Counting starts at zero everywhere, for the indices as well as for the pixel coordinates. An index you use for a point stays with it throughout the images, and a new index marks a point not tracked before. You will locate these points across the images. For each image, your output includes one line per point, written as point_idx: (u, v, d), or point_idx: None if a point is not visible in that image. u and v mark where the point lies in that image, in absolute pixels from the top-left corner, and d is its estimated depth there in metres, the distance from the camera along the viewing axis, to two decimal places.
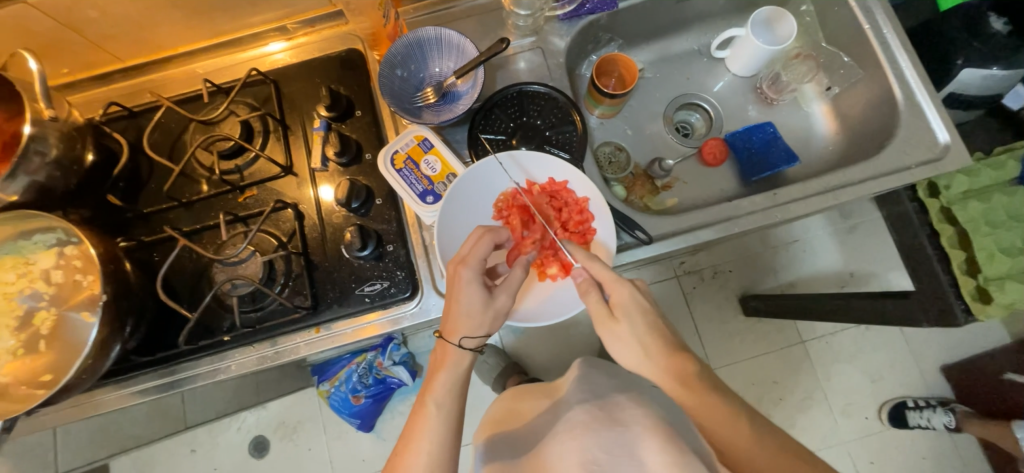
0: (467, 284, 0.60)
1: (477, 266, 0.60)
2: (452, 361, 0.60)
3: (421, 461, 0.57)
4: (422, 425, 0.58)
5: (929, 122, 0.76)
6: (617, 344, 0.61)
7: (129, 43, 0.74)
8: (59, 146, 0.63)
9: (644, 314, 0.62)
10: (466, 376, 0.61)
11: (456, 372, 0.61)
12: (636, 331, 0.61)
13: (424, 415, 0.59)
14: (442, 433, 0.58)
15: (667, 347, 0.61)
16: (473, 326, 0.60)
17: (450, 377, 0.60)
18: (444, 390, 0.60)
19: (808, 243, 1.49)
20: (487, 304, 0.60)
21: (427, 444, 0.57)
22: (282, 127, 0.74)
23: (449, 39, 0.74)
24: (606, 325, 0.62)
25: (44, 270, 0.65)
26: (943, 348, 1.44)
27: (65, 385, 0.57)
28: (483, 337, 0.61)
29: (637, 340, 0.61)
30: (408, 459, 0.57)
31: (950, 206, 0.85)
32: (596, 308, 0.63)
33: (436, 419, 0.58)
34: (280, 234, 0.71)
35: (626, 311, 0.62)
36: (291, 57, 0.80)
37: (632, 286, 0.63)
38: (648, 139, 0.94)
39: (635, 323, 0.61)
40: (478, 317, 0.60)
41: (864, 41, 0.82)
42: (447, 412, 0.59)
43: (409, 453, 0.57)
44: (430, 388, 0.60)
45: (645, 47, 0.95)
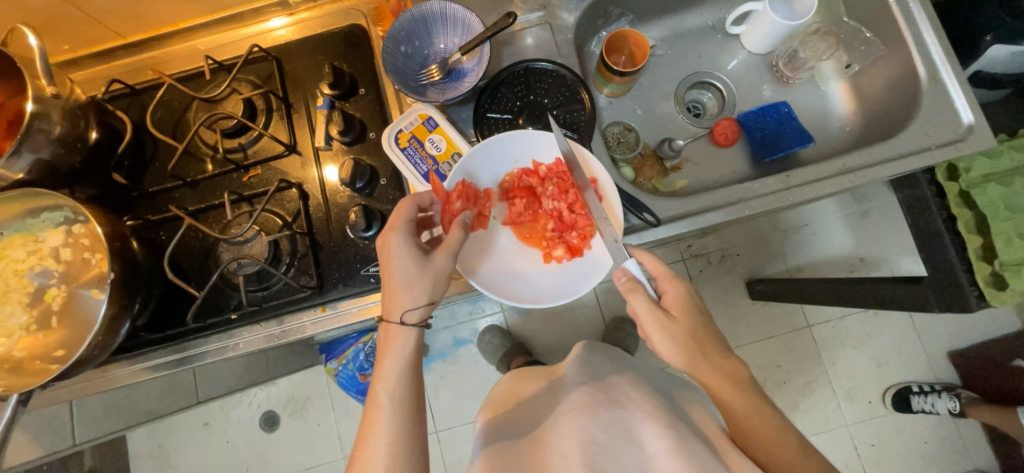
0: (396, 250, 0.60)
1: (405, 230, 0.61)
2: (397, 345, 0.60)
3: (381, 452, 0.56)
4: (378, 415, 0.58)
5: (953, 102, 0.73)
6: (674, 341, 0.61)
7: (129, 18, 0.73)
8: (62, 124, 0.63)
9: (700, 316, 0.64)
10: (414, 360, 0.62)
11: (402, 354, 0.60)
12: (696, 328, 0.63)
13: (378, 406, 0.59)
14: (396, 420, 0.58)
15: (711, 339, 0.63)
16: (408, 293, 0.60)
17: (397, 363, 0.60)
18: (395, 377, 0.60)
19: (819, 227, 1.47)
20: (418, 268, 0.60)
21: (385, 435, 0.57)
22: (285, 105, 0.73)
23: (455, 13, 0.71)
24: (664, 322, 0.62)
25: (54, 248, 0.66)
26: (952, 335, 1.43)
27: (78, 360, 0.58)
28: (421, 306, 0.60)
29: (695, 338, 0.62)
30: (369, 451, 0.57)
31: (969, 190, 0.82)
32: (652, 305, 0.62)
33: (389, 407, 0.59)
34: (285, 214, 0.71)
35: (684, 308, 0.63)
36: (293, 32, 0.78)
37: (686, 283, 0.65)
38: (658, 119, 0.91)
39: (690, 317, 0.63)
40: (410, 282, 0.60)
41: (889, 16, 0.78)
42: (400, 399, 0.59)
43: (368, 446, 0.57)
44: (379, 379, 0.60)
45: (658, 22, 0.91)
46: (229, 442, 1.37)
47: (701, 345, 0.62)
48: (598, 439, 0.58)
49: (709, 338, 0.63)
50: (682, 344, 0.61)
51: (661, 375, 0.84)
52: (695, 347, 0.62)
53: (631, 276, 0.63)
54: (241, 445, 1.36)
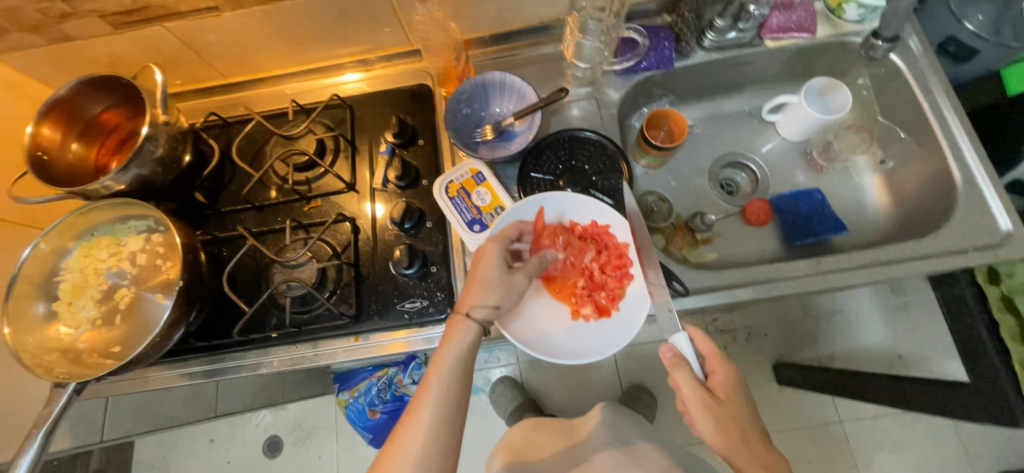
0: (491, 255, 0.67)
1: (502, 241, 0.68)
2: (457, 338, 0.62)
3: (420, 434, 0.58)
4: (426, 399, 0.60)
5: (989, 206, 0.74)
6: (717, 425, 0.62)
7: (234, 63, 0.85)
8: (166, 147, 0.72)
9: (746, 402, 0.64)
10: (470, 353, 0.63)
11: (460, 345, 0.62)
12: (742, 413, 0.63)
13: (428, 391, 0.60)
14: (445, 402, 0.60)
15: (756, 426, 0.63)
16: (485, 292, 0.65)
17: (455, 352, 0.62)
18: (454, 365, 0.62)
19: (852, 316, 1.43)
20: (502, 278, 0.66)
21: (429, 420, 0.59)
22: (351, 148, 0.82)
23: (512, 83, 0.80)
24: (709, 402, 0.62)
25: (131, 253, 0.73)
26: (1003, 452, 1.31)
27: (134, 358, 0.63)
28: (491, 309, 0.64)
29: (739, 423, 0.62)
30: (410, 430, 0.59)
31: (1011, 295, 0.82)
32: (699, 385, 0.63)
33: (439, 394, 0.60)
34: (336, 244, 0.77)
35: (732, 391, 0.64)
36: (363, 87, 0.88)
37: (736, 367, 0.66)
38: (691, 192, 0.95)
39: (738, 401, 0.63)
40: (493, 284, 0.66)
41: (923, 119, 0.82)
42: (450, 390, 0.61)
43: (410, 424, 0.59)
44: (436, 363, 0.62)
45: (697, 105, 0.98)
46: (229, 462, 1.36)
47: (743, 431, 0.62)
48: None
49: (754, 425, 0.63)
50: (722, 422, 0.62)
51: (680, 451, 0.82)
52: (741, 431, 0.62)
53: (677, 352, 0.64)
54: (241, 468, 1.35)
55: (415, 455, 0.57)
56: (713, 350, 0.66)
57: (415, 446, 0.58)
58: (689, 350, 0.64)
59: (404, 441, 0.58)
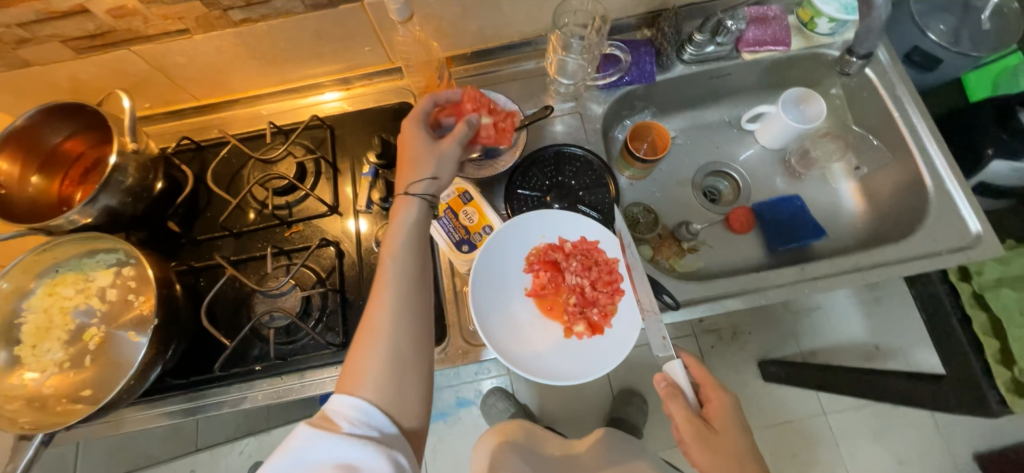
0: (413, 134, 0.65)
1: (420, 119, 0.66)
2: (404, 215, 0.61)
3: (387, 310, 0.56)
4: (383, 284, 0.57)
5: (960, 210, 0.77)
6: (713, 457, 0.61)
7: (207, 85, 0.82)
8: (135, 176, 0.69)
9: (744, 433, 0.63)
10: (419, 224, 0.62)
11: (408, 229, 0.61)
12: (741, 445, 0.61)
13: (381, 286, 0.57)
14: (401, 275, 0.58)
15: (757, 459, 0.61)
16: (420, 166, 0.63)
17: (404, 235, 0.60)
18: (400, 250, 0.59)
19: (831, 311, 1.47)
20: (431, 146, 0.64)
21: (387, 314, 0.55)
22: (333, 169, 0.79)
23: (496, 101, 0.79)
24: (703, 434, 0.62)
25: (101, 288, 0.69)
26: (975, 435, 1.37)
27: (109, 402, 0.60)
28: (430, 181, 0.62)
29: (737, 456, 0.61)
30: (371, 324, 0.55)
31: (982, 293, 0.84)
32: (692, 414, 0.63)
33: (393, 279, 0.57)
34: (320, 270, 0.74)
35: (728, 422, 0.63)
36: (343, 105, 0.87)
37: (733, 397, 0.65)
38: (676, 201, 0.96)
39: (735, 432, 0.62)
40: (423, 158, 0.63)
41: (894, 126, 0.85)
42: (407, 262, 0.59)
43: (367, 331, 0.55)
44: (388, 246, 0.60)
45: (678, 115, 0.99)
46: None
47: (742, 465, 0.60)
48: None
49: (753, 457, 0.61)
50: (720, 454, 0.61)
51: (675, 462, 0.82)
52: (738, 463, 0.60)
53: (672, 382, 0.65)
54: None
55: (388, 324, 0.55)
56: (709, 379, 0.67)
57: (383, 323, 0.55)
58: (683, 378, 0.65)
59: (366, 332, 0.55)
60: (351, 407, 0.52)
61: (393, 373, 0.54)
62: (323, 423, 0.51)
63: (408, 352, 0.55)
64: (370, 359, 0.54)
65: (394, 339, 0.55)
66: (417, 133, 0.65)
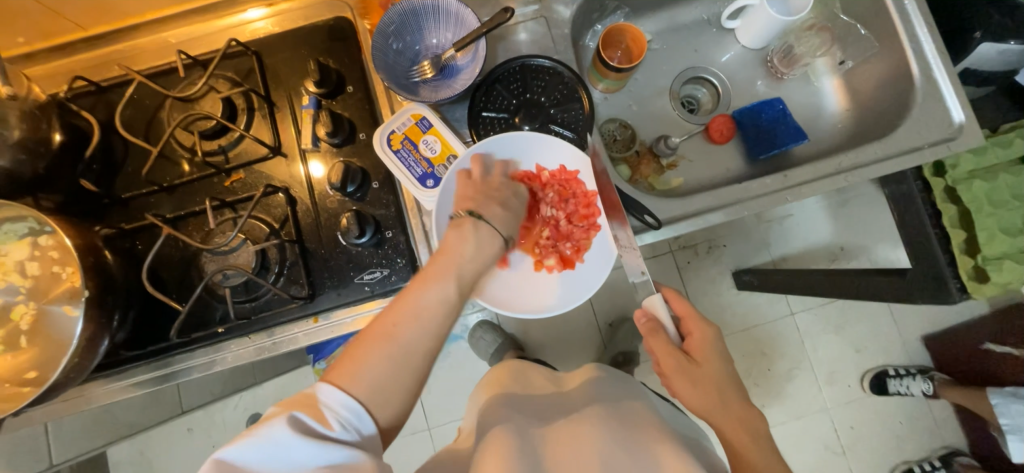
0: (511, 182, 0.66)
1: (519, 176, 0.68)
2: (472, 242, 0.57)
3: (422, 330, 0.49)
4: (423, 299, 0.51)
5: (945, 100, 0.74)
6: (694, 388, 0.61)
7: (91, 9, 0.67)
8: (21, 128, 0.58)
9: (724, 364, 0.63)
10: (478, 265, 0.56)
11: (473, 258, 0.56)
12: (721, 376, 0.62)
13: (423, 297, 0.51)
14: (447, 303, 0.52)
15: (734, 387, 0.62)
16: (503, 217, 0.62)
17: (465, 265, 0.55)
18: (462, 276, 0.54)
19: (802, 218, 1.50)
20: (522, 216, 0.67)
21: (419, 330, 0.49)
22: (267, 104, 0.69)
23: (447, 7, 0.68)
24: (684, 367, 0.61)
25: (19, 262, 0.61)
26: (925, 319, 1.49)
27: (53, 384, 0.55)
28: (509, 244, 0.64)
29: (718, 385, 0.61)
30: (399, 332, 0.49)
31: (954, 186, 0.84)
32: (673, 349, 0.62)
33: (443, 298, 0.52)
34: (272, 221, 0.67)
35: (709, 355, 0.63)
36: (272, 25, 0.73)
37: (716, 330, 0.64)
38: (653, 115, 0.90)
39: (716, 365, 0.62)
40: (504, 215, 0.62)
41: (882, 12, 0.78)
42: (460, 292, 0.53)
43: (389, 337, 0.48)
44: (445, 261, 0.54)
45: (653, 16, 0.89)
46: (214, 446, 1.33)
47: (721, 394, 0.61)
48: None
49: (731, 384, 0.62)
50: (701, 385, 0.61)
51: None
52: (717, 391, 0.61)
53: (652, 316, 0.64)
54: None
55: (418, 344, 0.49)
56: (692, 311, 0.66)
57: (412, 341, 0.49)
58: (665, 313, 0.63)
59: (393, 337, 0.48)
60: (341, 405, 0.45)
61: (396, 388, 0.48)
62: (307, 412, 0.44)
63: (420, 372, 0.49)
64: (378, 366, 0.47)
65: (412, 360, 0.49)
66: (508, 185, 0.65)
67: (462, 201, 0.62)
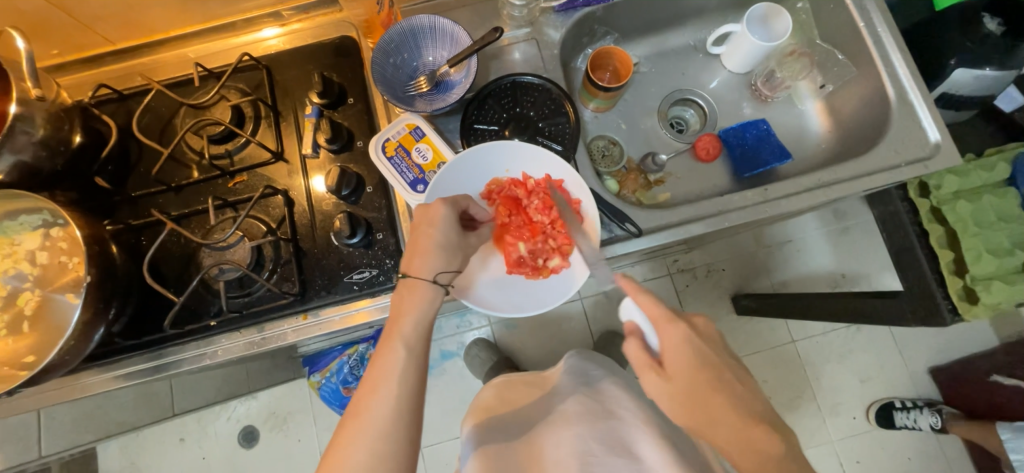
0: (438, 219, 0.62)
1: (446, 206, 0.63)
2: (416, 304, 0.58)
3: (387, 403, 0.53)
4: (387, 368, 0.55)
5: (921, 121, 0.77)
6: (662, 400, 0.58)
7: (120, 25, 0.74)
8: (46, 128, 0.63)
9: (702, 371, 0.56)
10: (431, 320, 0.60)
11: (425, 311, 0.59)
12: (693, 380, 0.56)
13: (385, 370, 0.55)
14: (407, 368, 0.55)
15: (715, 393, 0.55)
16: (444, 256, 0.61)
17: (416, 325, 0.58)
18: (411, 338, 0.57)
19: (802, 244, 1.50)
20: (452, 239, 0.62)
21: (385, 403, 0.53)
22: (273, 113, 0.74)
23: (443, 28, 0.73)
24: (650, 378, 0.59)
25: (30, 252, 0.65)
26: (931, 350, 1.45)
27: (48, 366, 0.57)
28: (450, 273, 0.62)
29: (689, 394, 0.56)
30: (368, 413, 0.53)
31: (939, 206, 0.83)
32: (641, 359, 0.60)
33: (402, 364, 0.55)
34: (269, 220, 0.70)
35: (677, 360, 0.57)
36: (284, 42, 0.79)
37: (686, 330, 0.58)
38: (642, 133, 0.94)
39: (689, 371, 0.56)
40: (445, 247, 0.61)
41: (859, 39, 0.83)
42: (414, 353, 0.57)
43: (360, 417, 0.52)
44: (398, 328, 0.57)
45: (641, 41, 0.95)
46: (205, 458, 1.31)
47: (695, 399, 0.56)
48: (595, 450, 0.58)
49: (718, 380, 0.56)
50: (671, 399, 0.57)
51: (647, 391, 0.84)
52: (690, 397, 0.56)
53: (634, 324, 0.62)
54: (218, 462, 1.31)
55: (388, 415, 0.52)
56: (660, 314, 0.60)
57: (381, 417, 0.52)
58: (638, 317, 0.61)
59: (363, 423, 0.52)
60: None
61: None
62: None
63: (398, 442, 0.52)
64: (358, 456, 0.50)
65: (387, 437, 0.52)
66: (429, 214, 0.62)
67: (410, 258, 0.61)
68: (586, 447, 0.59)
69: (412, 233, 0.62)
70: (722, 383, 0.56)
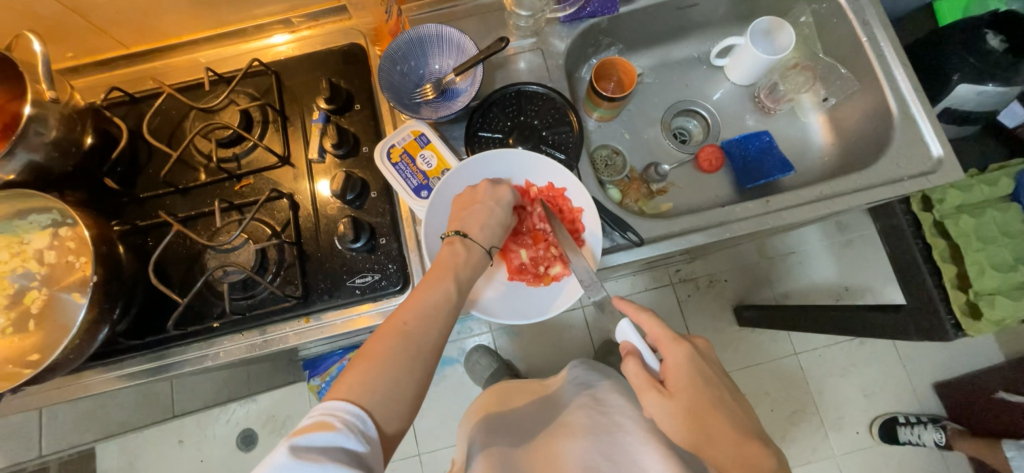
0: (500, 199, 0.67)
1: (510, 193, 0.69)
2: (467, 260, 0.61)
3: (430, 329, 0.53)
4: (436, 296, 0.56)
5: (923, 136, 0.78)
6: (667, 419, 0.56)
7: (134, 29, 0.75)
8: (59, 129, 0.64)
9: (706, 387, 0.57)
10: (474, 275, 0.62)
11: (473, 267, 0.62)
12: (701, 401, 0.56)
13: (433, 295, 0.56)
14: (451, 305, 0.57)
15: (719, 414, 0.56)
16: (499, 232, 0.66)
17: (466, 274, 0.61)
18: (461, 281, 0.59)
19: (805, 255, 1.49)
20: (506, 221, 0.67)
21: (430, 326, 0.54)
22: (281, 118, 0.75)
23: (449, 36, 0.74)
24: (652, 396, 0.57)
25: (38, 251, 0.66)
26: (935, 365, 1.44)
27: (52, 365, 0.57)
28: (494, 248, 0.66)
29: (695, 413, 0.55)
30: (408, 332, 0.52)
31: (942, 220, 0.83)
32: (642, 377, 0.57)
33: (450, 301, 0.57)
34: (274, 224, 0.71)
35: (686, 379, 0.57)
36: (293, 49, 0.81)
37: (690, 349, 0.58)
38: (645, 143, 0.94)
39: (696, 392, 0.56)
40: (500, 224, 0.66)
41: (862, 53, 0.83)
42: (461, 293, 0.59)
43: (403, 332, 0.52)
44: (448, 267, 0.60)
45: (645, 53, 0.96)
46: (203, 461, 1.31)
47: (702, 417, 0.55)
48: (601, 465, 0.59)
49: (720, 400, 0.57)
50: (676, 418, 0.56)
51: None
52: (697, 417, 0.55)
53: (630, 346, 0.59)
54: (216, 465, 1.31)
55: (430, 339, 0.53)
56: (664, 333, 0.60)
57: (424, 338, 0.53)
58: (636, 338, 0.58)
59: (402, 339, 0.51)
60: (346, 411, 0.45)
61: (402, 393, 0.49)
62: (320, 429, 0.43)
63: (432, 366, 0.52)
64: (393, 366, 0.50)
65: (424, 358, 0.52)
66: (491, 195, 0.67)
67: (460, 220, 0.65)
68: (592, 462, 0.59)
69: (469, 203, 0.67)
70: (727, 403, 0.57)
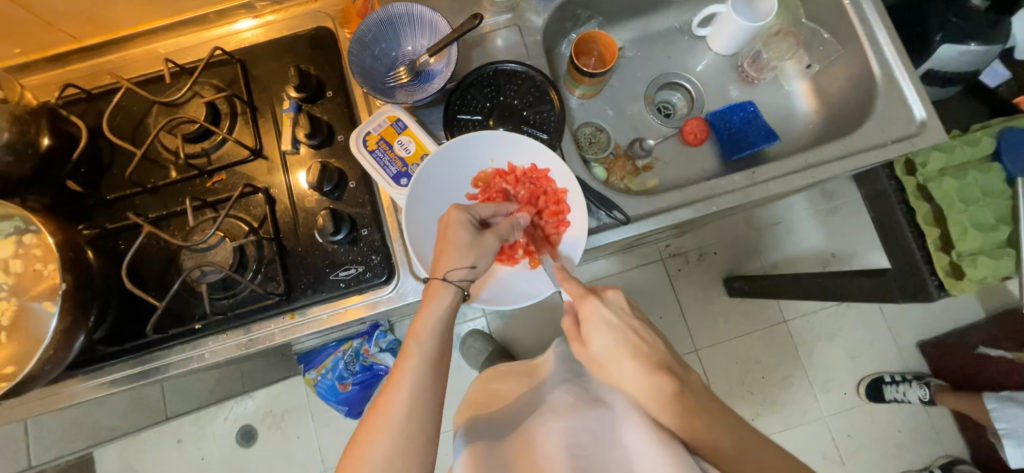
0: (453, 221, 0.61)
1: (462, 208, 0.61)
2: (433, 305, 0.57)
3: (405, 397, 0.53)
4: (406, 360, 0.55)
5: (907, 98, 0.77)
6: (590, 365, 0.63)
7: (84, 20, 0.71)
8: (11, 130, 0.61)
9: (613, 334, 0.60)
10: (450, 318, 0.58)
11: (443, 307, 0.58)
12: (608, 347, 0.60)
13: (403, 362, 0.54)
14: (422, 366, 0.54)
15: (629, 355, 0.59)
16: (460, 254, 0.59)
17: (433, 319, 0.57)
18: (428, 333, 0.56)
19: (791, 224, 1.50)
20: (471, 240, 0.60)
21: (403, 395, 0.53)
22: (250, 109, 0.71)
23: (421, 15, 0.71)
24: (578, 347, 0.64)
25: (2, 260, 0.63)
26: (919, 326, 1.47)
27: (28, 377, 0.56)
28: (468, 269, 0.59)
29: (608, 359, 0.60)
30: (386, 406, 0.52)
31: (926, 184, 0.83)
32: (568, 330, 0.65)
33: (421, 358, 0.55)
34: (251, 220, 0.69)
35: (594, 329, 0.61)
36: (258, 35, 0.77)
37: (595, 301, 0.62)
38: (629, 119, 0.93)
39: (602, 338, 0.60)
40: (463, 246, 0.59)
41: (845, 17, 0.82)
42: (430, 347, 0.56)
43: (381, 411, 0.52)
44: (415, 325, 0.57)
45: (626, 25, 0.94)
46: (204, 459, 1.30)
47: (612, 365, 0.59)
48: (583, 442, 0.56)
49: (640, 344, 0.60)
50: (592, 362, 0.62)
51: None
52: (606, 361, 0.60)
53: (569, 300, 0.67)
54: (216, 462, 1.31)
55: (404, 408, 0.52)
56: (580, 288, 0.63)
57: (399, 410, 0.52)
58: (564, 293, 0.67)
59: (382, 417, 0.52)
60: None
61: (400, 466, 0.50)
62: None
63: (415, 438, 0.51)
64: (380, 449, 0.50)
65: (405, 430, 0.51)
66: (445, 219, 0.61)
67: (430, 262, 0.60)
68: (573, 438, 0.57)
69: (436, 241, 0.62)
70: (637, 342, 0.60)
